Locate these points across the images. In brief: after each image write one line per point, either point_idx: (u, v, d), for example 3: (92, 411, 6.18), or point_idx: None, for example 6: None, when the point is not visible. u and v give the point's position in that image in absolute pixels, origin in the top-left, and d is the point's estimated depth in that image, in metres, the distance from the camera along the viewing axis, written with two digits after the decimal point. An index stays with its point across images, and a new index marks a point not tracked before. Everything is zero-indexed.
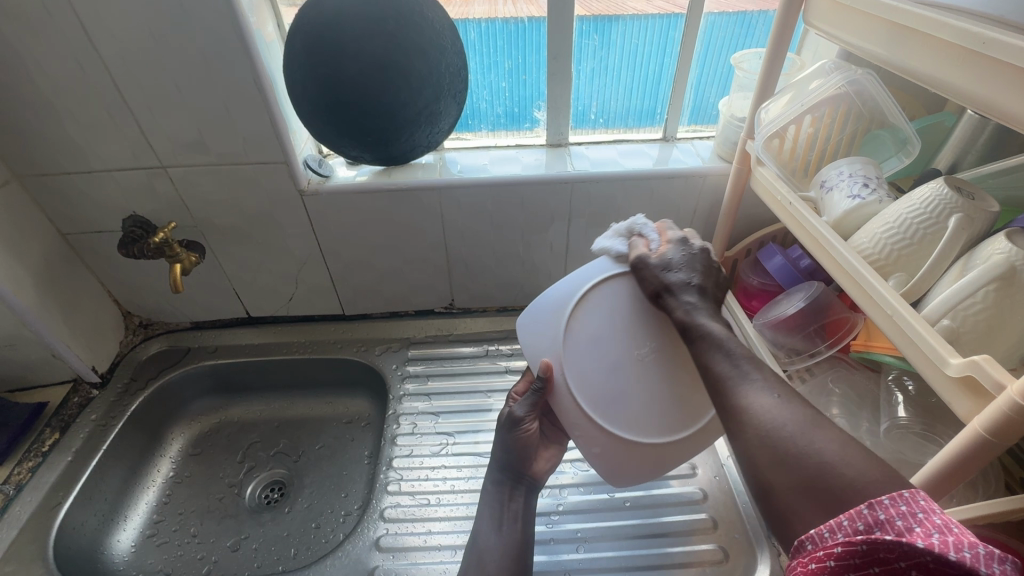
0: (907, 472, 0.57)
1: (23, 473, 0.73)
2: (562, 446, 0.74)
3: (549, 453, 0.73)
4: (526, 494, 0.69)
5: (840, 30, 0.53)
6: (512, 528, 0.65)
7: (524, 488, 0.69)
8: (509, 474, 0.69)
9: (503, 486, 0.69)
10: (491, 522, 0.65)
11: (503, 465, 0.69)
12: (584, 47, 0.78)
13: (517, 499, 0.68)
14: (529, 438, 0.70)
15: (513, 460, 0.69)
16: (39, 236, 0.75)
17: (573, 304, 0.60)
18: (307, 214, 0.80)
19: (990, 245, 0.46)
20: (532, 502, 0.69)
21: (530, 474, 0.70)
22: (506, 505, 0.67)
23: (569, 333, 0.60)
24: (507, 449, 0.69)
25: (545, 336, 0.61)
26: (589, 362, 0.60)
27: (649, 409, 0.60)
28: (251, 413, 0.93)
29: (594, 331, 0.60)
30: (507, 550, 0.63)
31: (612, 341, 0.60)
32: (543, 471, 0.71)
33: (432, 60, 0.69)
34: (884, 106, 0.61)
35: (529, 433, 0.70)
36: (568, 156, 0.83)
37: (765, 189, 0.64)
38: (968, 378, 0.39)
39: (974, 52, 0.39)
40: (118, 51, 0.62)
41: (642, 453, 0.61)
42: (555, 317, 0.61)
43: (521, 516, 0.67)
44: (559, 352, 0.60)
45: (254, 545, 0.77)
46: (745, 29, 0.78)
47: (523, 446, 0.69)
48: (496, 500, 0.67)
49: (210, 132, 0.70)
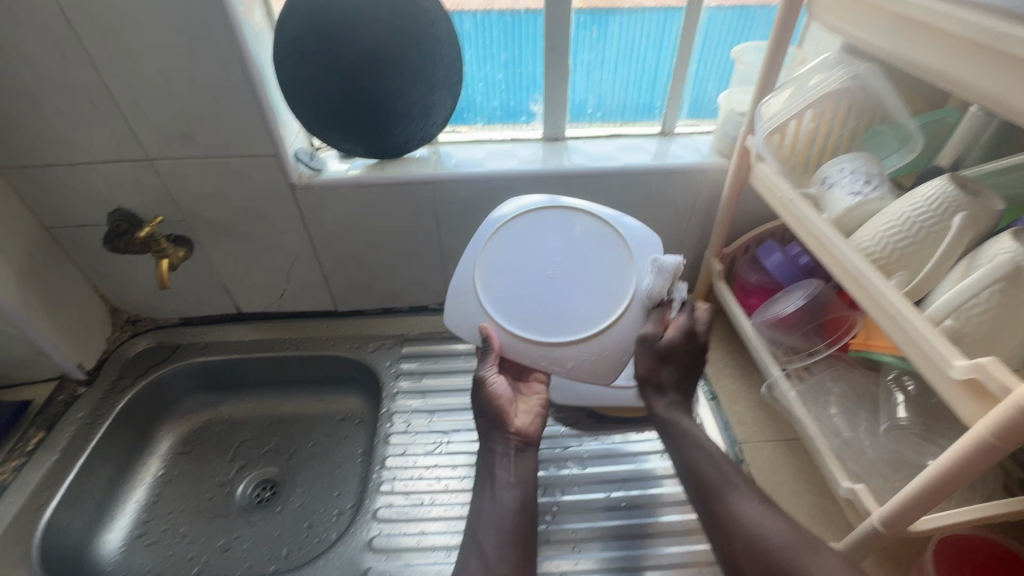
0: (907, 473, 0.57)
1: (7, 473, 0.71)
2: (540, 391, 0.71)
3: (526, 402, 0.69)
4: (516, 455, 0.65)
5: (845, 22, 0.52)
6: (502, 495, 0.62)
7: (508, 449, 0.65)
8: (489, 436, 0.65)
9: (485, 453, 0.65)
10: (482, 496, 0.62)
11: (485, 433, 0.66)
12: (582, 40, 0.77)
13: (501, 460, 0.64)
14: (501, 395, 0.66)
15: (490, 421, 0.65)
16: (22, 231, 0.73)
17: (474, 264, 0.64)
18: (299, 209, 0.78)
19: (995, 244, 0.45)
20: (522, 463, 0.65)
21: (512, 429, 0.66)
22: (493, 472, 0.64)
23: (483, 291, 0.63)
24: (481, 413, 0.66)
25: (469, 305, 0.63)
26: (519, 304, 0.62)
27: (600, 304, 0.61)
28: (242, 411, 0.91)
29: (504, 276, 0.63)
30: (497, 520, 0.60)
31: (522, 272, 0.62)
32: (528, 425, 0.67)
33: (426, 51, 0.67)
34: (887, 101, 0.60)
35: (501, 389, 0.66)
36: (565, 151, 0.82)
37: (764, 185, 0.64)
38: (974, 380, 0.38)
39: (985, 45, 0.38)
40: (101, 40, 0.60)
41: (620, 351, 0.60)
42: (467, 285, 0.64)
43: (509, 480, 0.63)
44: (487, 314, 0.62)
45: (246, 545, 0.76)
46: (745, 22, 0.77)
47: (500, 406, 0.65)
48: (483, 471, 0.64)
49: (198, 123, 0.68)
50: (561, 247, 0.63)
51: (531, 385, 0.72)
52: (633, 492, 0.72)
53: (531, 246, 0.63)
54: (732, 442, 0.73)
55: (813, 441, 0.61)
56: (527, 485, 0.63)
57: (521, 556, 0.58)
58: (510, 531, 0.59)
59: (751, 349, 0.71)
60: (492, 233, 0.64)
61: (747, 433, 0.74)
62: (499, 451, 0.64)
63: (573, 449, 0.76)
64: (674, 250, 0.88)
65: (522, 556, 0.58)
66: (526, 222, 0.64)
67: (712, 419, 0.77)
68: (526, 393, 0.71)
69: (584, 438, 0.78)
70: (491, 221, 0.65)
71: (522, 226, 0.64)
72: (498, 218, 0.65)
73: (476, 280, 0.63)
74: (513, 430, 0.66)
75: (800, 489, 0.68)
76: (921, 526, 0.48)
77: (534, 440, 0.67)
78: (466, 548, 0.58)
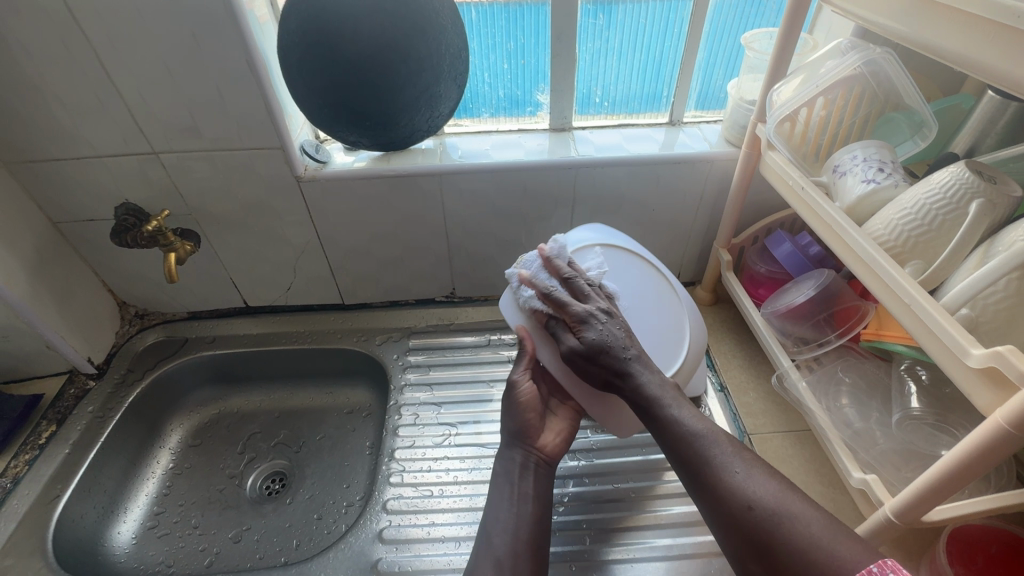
0: (920, 464, 0.56)
1: (20, 466, 0.72)
2: (572, 416, 0.70)
3: (559, 420, 0.70)
4: (537, 472, 0.65)
5: (858, 7, 0.51)
6: (519, 505, 0.61)
7: (529, 462, 0.65)
8: (514, 446, 0.66)
9: (507, 462, 0.65)
10: (499, 502, 0.62)
11: (511, 439, 0.66)
12: (590, 27, 0.76)
13: (523, 471, 0.64)
14: (532, 403, 0.67)
15: (520, 431, 0.66)
16: (31, 226, 0.74)
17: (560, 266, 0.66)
18: (304, 201, 0.78)
19: (1013, 231, 0.45)
20: (541, 478, 0.64)
21: (536, 446, 0.66)
22: (511, 479, 0.63)
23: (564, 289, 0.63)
24: (511, 416, 0.67)
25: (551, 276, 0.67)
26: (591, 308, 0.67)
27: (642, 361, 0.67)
28: (251, 404, 0.92)
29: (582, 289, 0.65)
30: (513, 530, 0.59)
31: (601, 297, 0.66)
32: (553, 444, 0.67)
33: (432, 41, 0.67)
34: (902, 87, 0.59)
35: (533, 396, 0.67)
36: (572, 141, 0.82)
37: (775, 173, 0.63)
38: (991, 369, 0.38)
39: (1006, 26, 0.37)
40: (106, 32, 0.60)
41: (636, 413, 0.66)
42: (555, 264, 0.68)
43: (527, 492, 0.62)
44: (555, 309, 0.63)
45: (256, 537, 0.77)
46: (755, 8, 0.75)
47: (527, 417, 0.66)
48: (501, 476, 0.64)
49: (203, 115, 0.68)
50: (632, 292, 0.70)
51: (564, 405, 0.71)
52: (642, 484, 0.71)
53: (617, 276, 0.70)
54: (741, 433, 0.73)
55: (823, 430, 0.60)
56: (543, 502, 0.63)
57: (534, 567, 0.57)
58: (526, 541, 0.58)
59: (759, 341, 0.70)
60: (591, 249, 0.70)
61: (756, 424, 0.74)
62: (520, 460, 0.65)
63: (582, 442, 0.76)
64: (681, 241, 0.88)
65: (536, 566, 0.57)
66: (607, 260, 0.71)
67: (722, 408, 0.76)
68: (557, 415, 0.70)
69: (593, 430, 0.78)
70: (589, 241, 0.71)
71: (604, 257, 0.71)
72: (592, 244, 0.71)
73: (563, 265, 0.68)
74: (537, 446, 0.66)
75: (809, 479, 0.68)
76: (934, 517, 0.47)
77: (555, 461, 0.67)
78: (479, 553, 0.57)
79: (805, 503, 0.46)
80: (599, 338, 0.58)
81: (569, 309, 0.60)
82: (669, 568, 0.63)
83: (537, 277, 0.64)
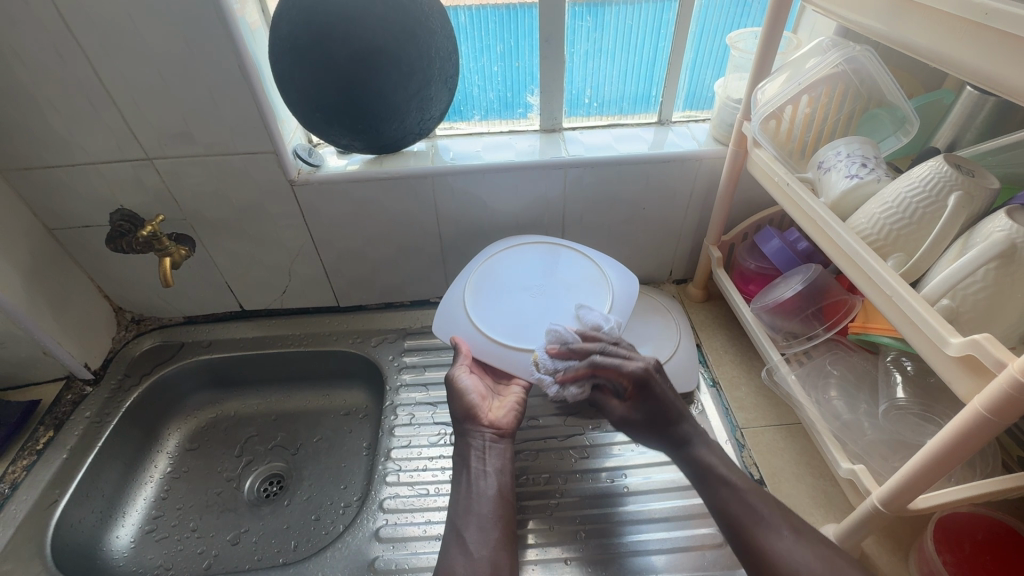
0: (905, 454, 0.57)
1: (18, 472, 0.73)
2: (521, 386, 0.72)
3: (504, 396, 0.71)
4: (488, 449, 0.65)
5: (839, 7, 0.53)
6: (479, 482, 0.63)
7: (483, 441, 0.66)
8: (462, 426, 0.67)
9: (461, 445, 0.66)
10: (460, 485, 0.63)
11: (457, 421, 0.67)
12: (578, 29, 0.77)
13: (476, 451, 0.65)
14: (475, 388, 0.68)
15: (464, 414, 0.67)
16: (27, 234, 0.74)
17: (486, 261, 0.76)
18: (299, 205, 0.78)
19: (990, 223, 0.46)
20: (496, 452, 0.65)
21: (485, 422, 0.67)
22: (467, 461, 0.64)
23: (485, 279, 0.74)
24: (452, 404, 0.68)
25: (455, 294, 0.73)
26: (498, 323, 0.69)
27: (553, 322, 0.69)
28: (247, 407, 0.92)
29: (503, 276, 0.74)
30: (475, 510, 0.61)
31: (514, 283, 0.73)
32: (502, 418, 0.68)
33: (422, 43, 0.67)
34: (883, 84, 0.60)
35: (474, 384, 0.68)
36: (562, 141, 0.83)
37: (761, 170, 0.64)
38: (969, 357, 0.39)
39: (978, 25, 0.38)
40: (99, 41, 0.61)
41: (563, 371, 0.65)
42: (461, 283, 0.74)
43: (486, 469, 0.64)
44: (468, 291, 0.72)
45: (254, 539, 0.77)
46: (741, 8, 0.77)
47: (470, 398, 0.67)
48: (459, 460, 0.65)
49: (197, 121, 0.68)
50: (549, 277, 0.74)
51: (509, 384, 0.73)
52: (635, 479, 0.72)
53: (544, 270, 0.75)
54: (734, 427, 0.74)
55: (813, 422, 0.61)
56: (507, 475, 0.64)
57: (501, 539, 0.59)
58: (489, 517, 0.60)
59: (750, 336, 0.71)
60: (521, 246, 0.77)
61: (747, 418, 0.75)
62: (474, 442, 0.66)
63: (576, 437, 0.77)
64: (672, 239, 0.89)
65: (506, 539, 0.59)
66: (534, 256, 0.76)
67: (714, 403, 0.77)
68: (504, 393, 0.72)
69: (587, 427, 0.78)
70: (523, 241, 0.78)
71: (535, 257, 0.76)
72: (513, 242, 0.78)
73: (471, 278, 0.74)
74: (486, 423, 0.67)
75: (801, 472, 0.69)
76: (921, 504, 0.48)
77: (507, 433, 0.68)
78: (449, 537, 0.59)
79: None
80: (658, 405, 0.63)
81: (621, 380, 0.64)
82: (664, 561, 0.64)
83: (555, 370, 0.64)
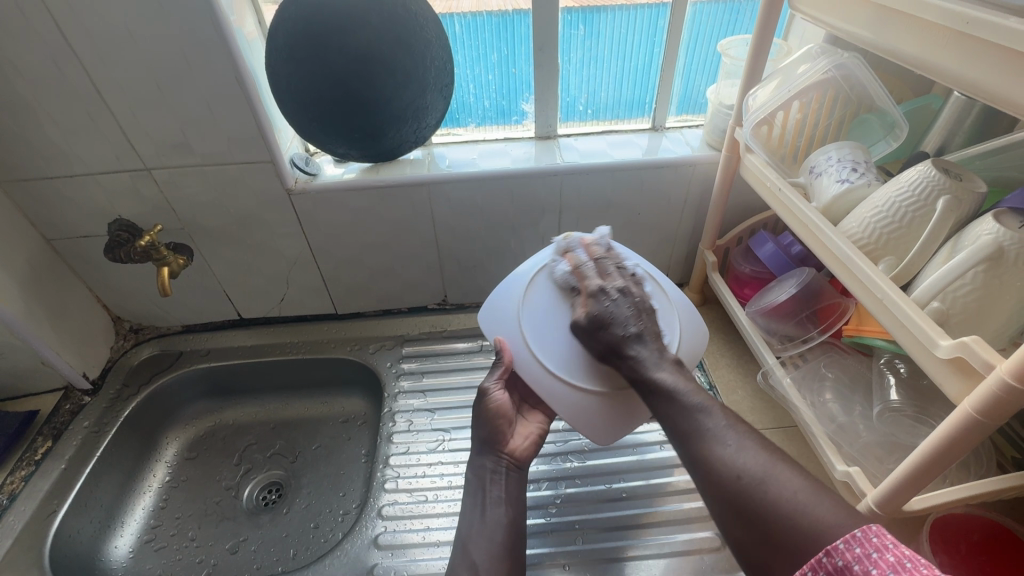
0: (900, 456, 0.58)
1: (16, 483, 0.72)
2: (541, 420, 0.71)
3: (528, 424, 0.70)
4: (507, 478, 0.65)
5: (827, 15, 0.53)
6: (492, 510, 0.62)
7: (500, 467, 0.66)
8: (482, 451, 0.67)
9: (475, 467, 0.66)
10: (472, 510, 0.63)
11: (480, 445, 0.67)
12: (571, 38, 0.78)
13: (492, 477, 0.65)
14: (504, 409, 0.67)
15: (487, 438, 0.67)
16: (26, 244, 0.75)
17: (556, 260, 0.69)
18: (295, 213, 0.79)
19: (978, 227, 0.46)
20: (512, 482, 0.65)
21: (505, 450, 0.67)
22: (483, 486, 0.64)
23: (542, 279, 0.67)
24: (480, 424, 0.67)
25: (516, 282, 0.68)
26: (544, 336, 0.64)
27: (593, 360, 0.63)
28: (245, 415, 0.92)
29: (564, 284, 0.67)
30: (488, 535, 0.60)
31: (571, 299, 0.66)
32: (521, 448, 0.68)
33: (419, 55, 0.68)
34: (871, 90, 0.61)
35: (504, 403, 0.67)
36: (557, 148, 0.83)
37: (753, 175, 0.65)
38: (959, 359, 0.39)
39: (961, 33, 0.39)
40: (98, 53, 0.61)
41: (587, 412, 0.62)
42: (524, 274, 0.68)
43: (500, 497, 0.64)
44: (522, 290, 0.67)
45: (254, 547, 0.77)
46: (733, 15, 0.78)
47: (497, 424, 0.66)
48: (473, 483, 0.65)
49: (194, 132, 0.69)
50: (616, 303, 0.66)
51: (535, 410, 0.72)
52: (635, 483, 0.72)
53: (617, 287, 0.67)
54: None
55: (808, 425, 0.61)
56: (517, 504, 0.64)
57: (511, 568, 0.58)
58: (500, 543, 0.60)
59: (745, 340, 0.72)
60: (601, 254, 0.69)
61: None
62: (490, 466, 0.66)
63: (575, 443, 0.77)
64: (668, 243, 0.89)
65: (512, 566, 0.59)
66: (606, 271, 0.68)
67: None
68: (527, 418, 0.71)
69: None
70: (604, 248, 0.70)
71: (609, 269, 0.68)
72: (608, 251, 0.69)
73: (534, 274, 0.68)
74: (507, 451, 0.67)
75: None
76: (915, 506, 0.48)
77: (524, 463, 0.68)
78: (456, 558, 0.59)
79: (795, 473, 0.44)
80: (602, 314, 0.59)
81: (584, 288, 0.62)
82: (664, 566, 0.64)
83: (574, 253, 0.66)
